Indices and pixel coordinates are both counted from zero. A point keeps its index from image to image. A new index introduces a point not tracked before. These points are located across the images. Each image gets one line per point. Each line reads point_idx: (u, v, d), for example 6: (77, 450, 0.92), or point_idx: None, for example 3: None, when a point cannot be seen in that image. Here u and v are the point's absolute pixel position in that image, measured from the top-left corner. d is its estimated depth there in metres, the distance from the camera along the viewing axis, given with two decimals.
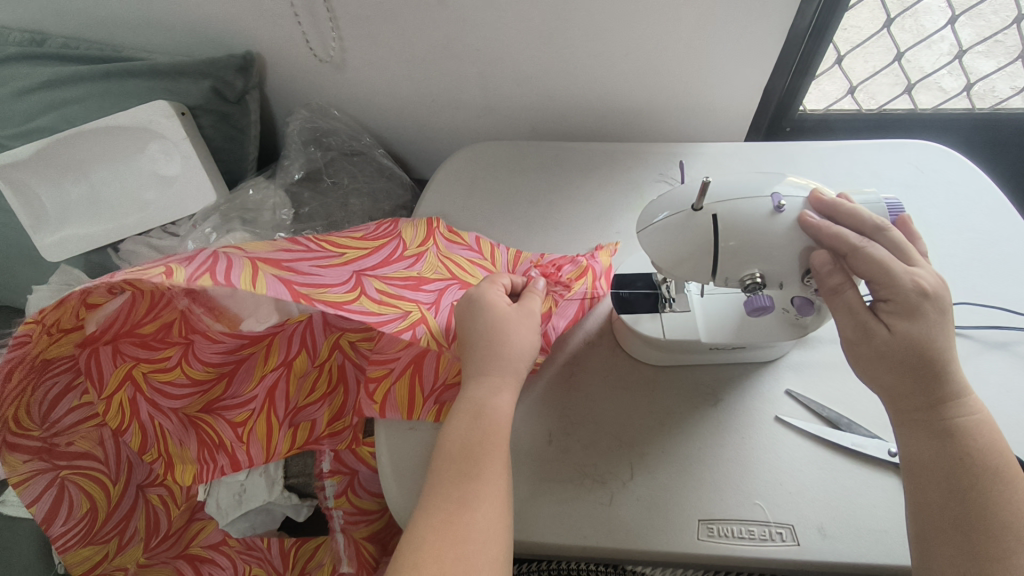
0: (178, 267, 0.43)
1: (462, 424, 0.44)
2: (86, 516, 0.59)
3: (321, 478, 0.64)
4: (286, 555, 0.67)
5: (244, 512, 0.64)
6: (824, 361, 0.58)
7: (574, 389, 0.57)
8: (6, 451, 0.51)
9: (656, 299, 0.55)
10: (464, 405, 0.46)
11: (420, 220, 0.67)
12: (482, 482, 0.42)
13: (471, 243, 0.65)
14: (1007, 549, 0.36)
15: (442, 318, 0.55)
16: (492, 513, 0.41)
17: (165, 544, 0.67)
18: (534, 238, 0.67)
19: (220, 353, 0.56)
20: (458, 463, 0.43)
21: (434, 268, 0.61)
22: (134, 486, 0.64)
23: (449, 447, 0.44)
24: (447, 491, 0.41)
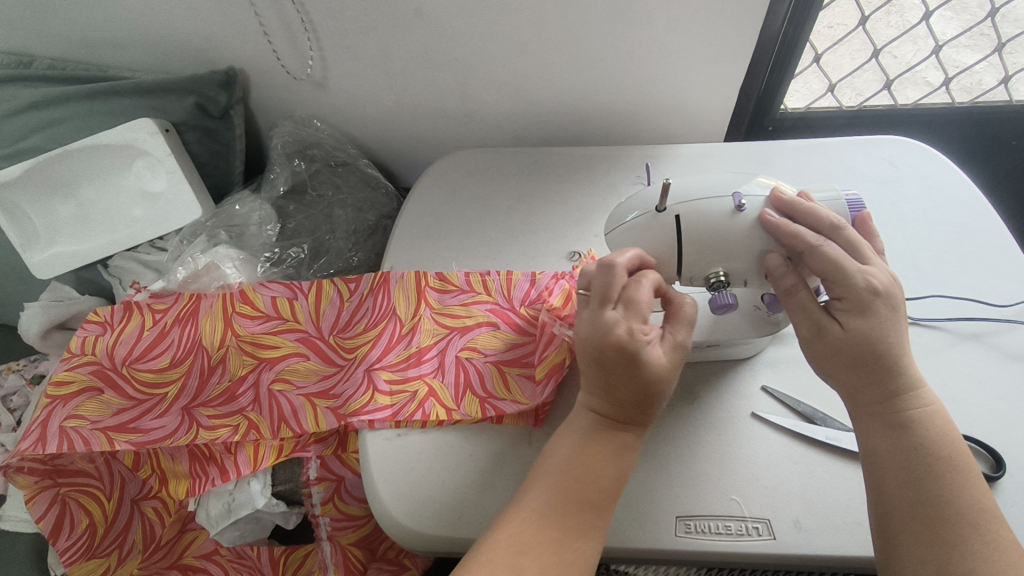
0: (260, 422, 0.60)
1: (596, 457, 0.44)
2: (86, 531, 0.65)
3: (307, 486, 0.63)
4: (276, 563, 0.68)
5: (234, 521, 0.63)
6: (800, 357, 0.58)
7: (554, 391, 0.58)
8: (12, 473, 0.61)
9: None
10: (592, 438, 0.45)
11: (407, 276, 0.65)
12: (589, 520, 0.42)
13: (463, 284, 0.64)
14: (962, 536, 0.37)
15: (450, 380, 0.57)
16: (586, 553, 0.42)
17: (157, 554, 0.70)
18: (514, 244, 0.68)
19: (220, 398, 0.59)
20: (576, 494, 0.43)
21: (433, 332, 0.61)
22: (128, 500, 0.69)
23: (564, 469, 0.44)
24: (553, 514, 0.42)
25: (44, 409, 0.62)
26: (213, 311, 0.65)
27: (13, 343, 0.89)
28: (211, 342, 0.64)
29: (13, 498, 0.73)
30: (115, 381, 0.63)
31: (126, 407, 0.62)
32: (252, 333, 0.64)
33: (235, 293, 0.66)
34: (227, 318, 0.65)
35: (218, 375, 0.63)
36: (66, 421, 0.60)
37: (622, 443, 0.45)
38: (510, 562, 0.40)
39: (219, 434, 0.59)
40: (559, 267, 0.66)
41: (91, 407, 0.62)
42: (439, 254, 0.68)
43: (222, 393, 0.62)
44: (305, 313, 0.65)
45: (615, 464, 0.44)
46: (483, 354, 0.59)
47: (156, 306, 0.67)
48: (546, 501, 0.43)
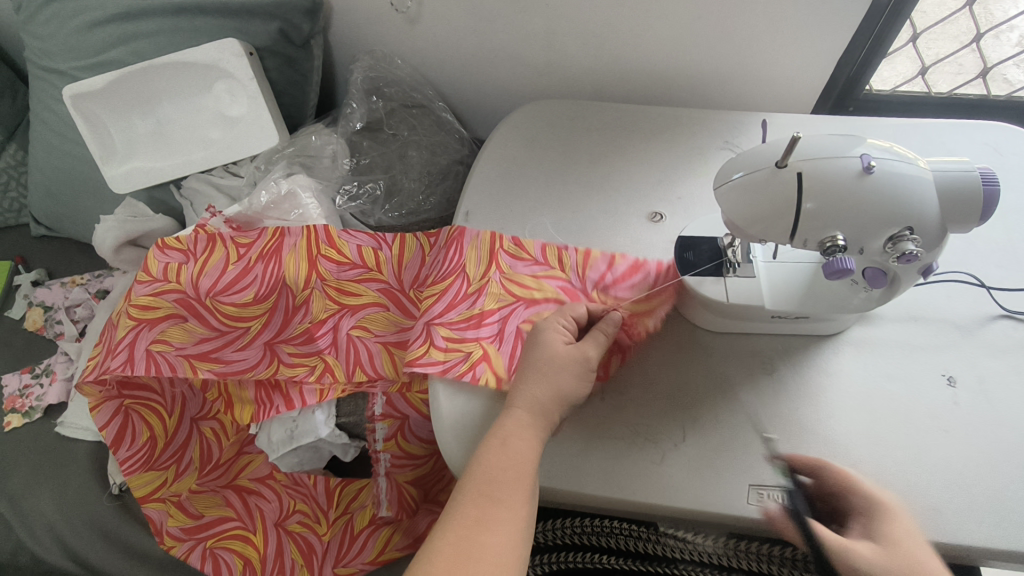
0: (337, 367, 0.62)
1: (501, 446, 0.44)
2: (147, 443, 0.67)
3: (372, 421, 0.63)
4: (331, 493, 0.68)
5: (294, 448, 0.65)
6: (887, 339, 0.56)
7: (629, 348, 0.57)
8: (83, 382, 0.63)
9: (722, 263, 0.54)
10: (503, 429, 0.45)
11: (483, 234, 0.63)
12: (495, 510, 0.40)
13: (538, 255, 0.62)
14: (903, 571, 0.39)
15: (506, 349, 0.54)
16: (496, 544, 0.39)
17: (214, 473, 0.71)
18: (594, 200, 0.66)
19: (306, 341, 0.64)
20: (486, 485, 0.42)
21: (498, 297, 0.58)
22: (188, 419, 0.71)
23: (476, 467, 0.43)
24: (470, 511, 0.40)
25: (129, 331, 0.63)
26: (299, 248, 0.64)
27: (80, 259, 0.90)
28: (295, 283, 0.64)
29: (76, 403, 0.75)
30: (196, 309, 0.65)
31: (209, 337, 0.65)
32: (338, 278, 0.64)
33: (322, 231, 0.65)
34: (312, 258, 0.64)
35: (302, 315, 0.65)
36: (151, 345, 0.63)
37: (526, 430, 0.45)
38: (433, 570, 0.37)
39: (300, 372, 0.63)
40: (639, 227, 0.64)
41: (173, 333, 0.64)
42: (516, 203, 0.67)
43: (304, 333, 0.64)
44: (389, 262, 0.65)
45: (516, 448, 0.43)
46: None
47: (239, 239, 0.66)
48: (467, 499, 0.41)
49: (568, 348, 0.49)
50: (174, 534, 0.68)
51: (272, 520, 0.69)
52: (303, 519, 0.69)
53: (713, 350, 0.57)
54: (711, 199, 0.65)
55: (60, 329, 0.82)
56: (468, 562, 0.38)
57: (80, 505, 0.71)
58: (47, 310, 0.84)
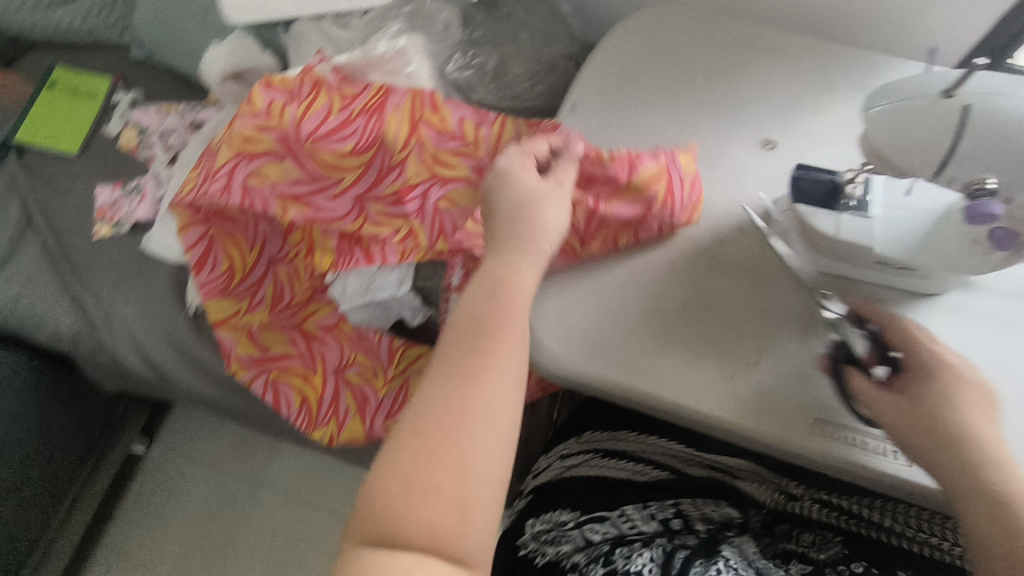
0: (422, 232, 0.63)
1: (481, 297, 0.42)
2: (225, 273, 0.73)
3: (447, 290, 0.64)
4: (393, 353, 0.71)
5: (367, 302, 0.67)
6: (990, 310, 0.53)
7: (715, 265, 0.56)
8: (179, 202, 0.70)
9: (838, 194, 0.52)
10: (484, 279, 0.44)
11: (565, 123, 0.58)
12: (480, 363, 0.40)
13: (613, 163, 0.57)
14: (970, 470, 0.42)
15: None
16: (485, 396, 0.39)
17: (286, 312, 0.75)
18: (707, 116, 0.64)
19: (394, 203, 0.64)
20: (469, 336, 0.41)
21: None
22: (267, 257, 0.74)
23: (458, 323, 0.42)
24: (453, 367, 0.40)
25: (229, 162, 0.67)
26: (402, 107, 0.64)
27: (176, 88, 0.92)
28: (393, 142, 0.63)
29: (161, 224, 0.77)
30: (295, 151, 0.66)
31: (302, 180, 0.66)
32: (436, 146, 0.63)
33: (425, 95, 0.64)
34: (413, 121, 0.63)
35: (395, 176, 0.64)
36: (247, 179, 0.66)
37: (514, 275, 0.43)
38: (419, 438, 0.38)
39: (385, 231, 0.65)
40: (748, 152, 0.62)
41: (269, 171, 0.66)
42: (625, 102, 0.65)
43: (394, 194, 0.64)
44: (487, 140, 0.63)
45: (498, 296, 0.42)
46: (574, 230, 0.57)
47: (345, 89, 0.65)
48: (447, 358, 0.41)
49: (526, 183, 0.47)
50: (241, 360, 0.73)
51: (332, 367, 0.72)
52: (360, 370, 0.71)
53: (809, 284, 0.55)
54: (829, 137, 0.62)
55: (154, 152, 0.85)
56: (456, 417, 0.38)
57: (158, 317, 0.75)
58: (142, 131, 0.87)
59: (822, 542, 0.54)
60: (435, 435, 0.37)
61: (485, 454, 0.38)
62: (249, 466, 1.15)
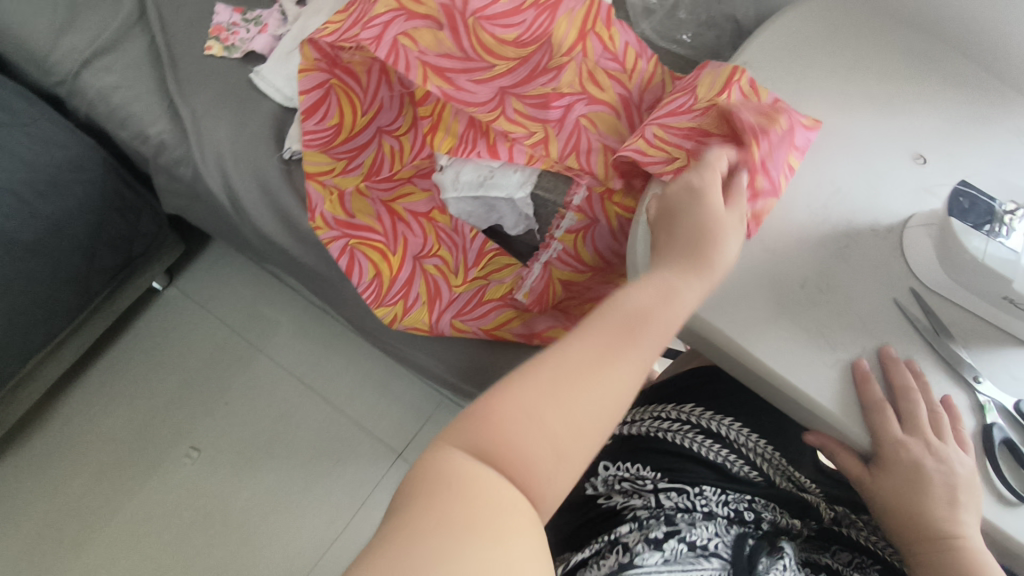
0: (555, 144, 0.62)
1: (654, 291, 0.41)
2: (333, 128, 0.70)
3: (565, 208, 0.62)
4: (481, 256, 0.70)
5: (472, 197, 0.66)
6: None
7: (844, 256, 0.49)
8: (316, 37, 0.65)
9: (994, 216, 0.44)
10: (655, 272, 0.42)
11: (578, 9, 0.62)
12: (626, 357, 0.38)
13: (618, 55, 0.62)
14: None
15: (563, 137, 0.62)
16: (617, 397, 0.38)
17: (381, 184, 0.73)
18: (866, 110, 0.55)
19: (537, 107, 0.63)
20: (629, 328, 0.39)
21: (571, 82, 0.62)
22: (377, 126, 0.73)
23: (619, 301, 0.40)
24: (603, 348, 0.38)
25: (388, 12, 0.63)
26: (575, 14, 0.61)
27: None
28: (557, 49, 0.62)
29: (277, 62, 0.75)
30: (455, 25, 0.63)
31: (453, 56, 0.64)
32: (595, 63, 0.62)
33: (602, 8, 0.61)
34: (582, 31, 0.62)
35: (547, 79, 0.63)
36: (400, 36, 0.63)
37: (684, 277, 0.41)
38: (552, 394, 0.36)
39: (518, 131, 0.63)
40: (901, 166, 0.53)
41: (422, 36, 0.64)
42: (800, 66, 0.58)
43: (541, 98, 0.63)
44: (640, 73, 0.62)
45: (670, 300, 0.40)
46: (598, 132, 0.61)
47: None
48: (596, 332, 0.39)
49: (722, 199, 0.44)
50: (325, 219, 0.70)
51: (412, 252, 0.71)
52: (440, 265, 0.71)
53: (933, 314, 0.47)
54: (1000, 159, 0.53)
55: None
56: (582, 389, 0.37)
57: (247, 152, 0.73)
58: None
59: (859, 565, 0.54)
60: (561, 403, 0.36)
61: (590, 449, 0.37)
62: (260, 334, 1.13)
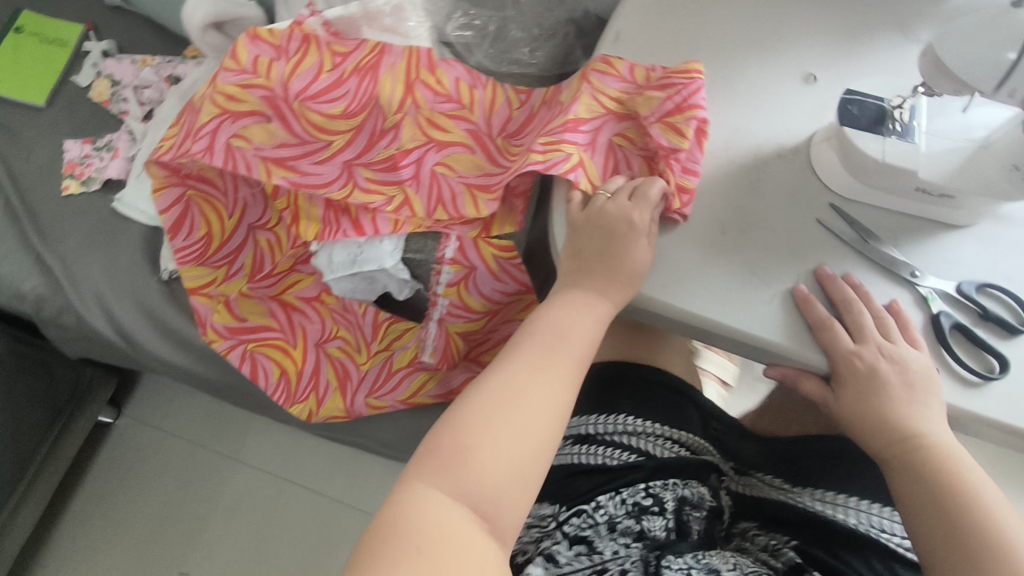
0: (417, 202, 0.61)
1: (578, 316, 0.51)
2: (203, 239, 0.68)
3: (439, 264, 0.61)
4: (377, 326, 0.69)
5: (352, 274, 0.64)
6: None
7: (757, 193, 0.54)
8: (154, 161, 0.63)
9: (885, 117, 0.52)
10: (572, 302, 0.53)
11: (398, 63, 0.61)
12: (557, 362, 0.49)
13: (452, 92, 0.62)
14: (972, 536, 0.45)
15: (423, 192, 0.61)
16: (561, 396, 0.48)
17: (265, 281, 0.71)
18: (743, 55, 0.59)
19: (388, 170, 0.61)
20: (557, 340, 0.50)
21: (413, 136, 0.61)
22: (247, 224, 0.71)
23: (546, 325, 0.51)
24: (540, 358, 0.49)
25: (213, 118, 0.61)
26: (397, 68, 0.61)
27: (152, 43, 0.86)
28: (391, 107, 0.61)
29: (135, 183, 0.73)
30: (284, 111, 0.62)
31: (290, 143, 0.63)
32: (431, 110, 0.61)
33: (422, 54, 0.61)
34: (409, 82, 0.61)
35: (388, 140, 0.62)
36: (231, 139, 0.62)
37: (596, 301, 0.52)
38: (506, 402, 0.46)
39: (377, 199, 0.61)
40: (792, 87, 0.57)
41: (255, 132, 0.62)
42: (632, 64, 0.58)
43: (390, 160, 0.61)
44: (480, 104, 0.62)
45: (589, 324, 0.51)
46: (457, 174, 0.61)
47: (335, 47, 0.62)
48: (536, 350, 0.50)
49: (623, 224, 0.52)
50: (217, 330, 0.68)
51: (313, 340, 0.70)
52: (343, 345, 0.70)
53: (854, 220, 0.53)
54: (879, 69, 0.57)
55: (126, 106, 0.79)
56: (520, 395, 0.47)
57: (130, 283, 0.72)
58: (114, 85, 0.81)
59: (776, 548, 0.57)
60: (506, 412, 0.46)
61: (543, 449, 0.46)
62: (223, 439, 1.11)
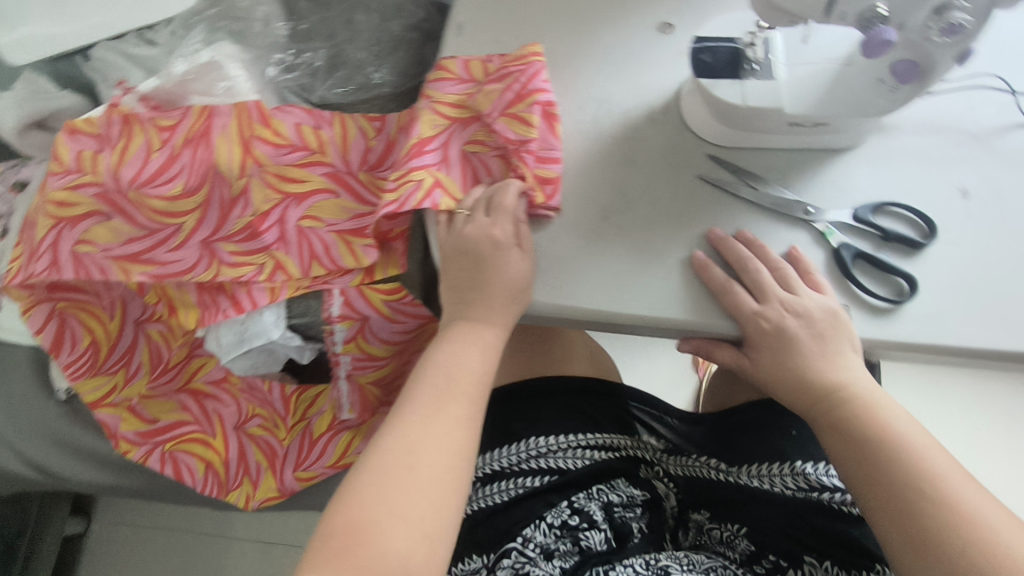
0: (290, 263, 0.57)
1: (467, 351, 0.49)
2: (90, 348, 0.63)
3: (329, 324, 0.59)
4: (288, 400, 0.67)
5: (246, 351, 0.61)
6: (900, 147, 0.56)
7: (633, 164, 0.55)
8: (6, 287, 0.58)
9: (740, 58, 0.51)
10: (459, 335, 0.50)
11: (229, 123, 0.57)
12: (452, 407, 0.46)
13: (294, 139, 0.57)
14: (909, 492, 0.43)
15: (294, 252, 0.57)
16: (462, 442, 0.45)
17: (165, 376, 0.67)
18: (594, 32, 0.60)
19: (250, 239, 0.58)
20: (450, 386, 0.47)
21: (266, 196, 0.57)
22: (131, 321, 0.66)
23: (433, 370, 0.48)
24: (432, 407, 0.46)
25: (49, 230, 0.57)
26: (229, 129, 0.57)
27: None
28: (234, 172, 0.57)
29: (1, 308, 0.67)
30: (125, 204, 0.58)
31: (139, 235, 0.59)
32: (277, 164, 0.57)
33: (251, 108, 0.57)
34: (245, 141, 0.57)
35: (242, 208, 0.58)
36: (77, 247, 0.58)
37: (483, 333, 0.50)
38: (400, 463, 0.43)
39: (247, 272, 0.57)
40: (649, 47, 0.59)
41: (101, 233, 0.58)
42: (465, 63, 0.56)
43: (250, 227, 0.57)
44: (331, 143, 0.58)
45: (480, 358, 0.49)
46: (325, 223, 0.57)
47: (159, 121, 0.57)
48: (428, 399, 0.47)
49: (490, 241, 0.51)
50: (128, 439, 0.65)
51: (231, 425, 0.67)
52: (262, 423, 0.67)
53: (737, 169, 0.55)
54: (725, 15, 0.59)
55: None
56: (413, 453, 0.43)
57: (28, 412, 0.67)
58: None
59: (729, 539, 0.57)
60: (401, 475, 0.42)
61: (446, 505, 0.42)
62: (199, 525, 1.07)
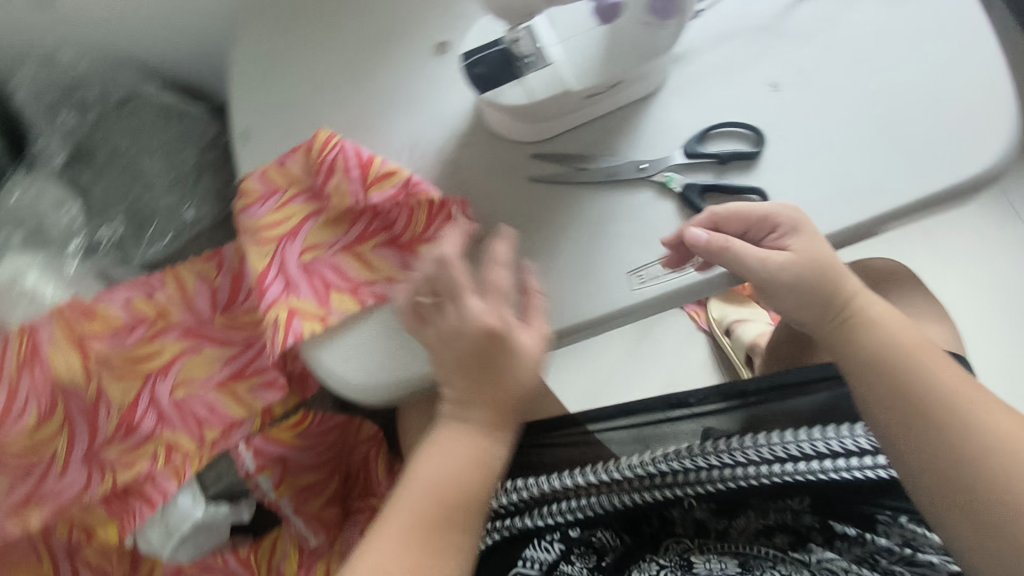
0: (179, 438, 0.54)
1: (453, 467, 0.47)
2: None
3: (251, 478, 0.59)
4: (247, 563, 0.62)
5: (183, 537, 0.58)
6: (698, 72, 0.57)
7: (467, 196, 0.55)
8: None
9: (510, 60, 0.50)
10: (442, 444, 0.48)
11: (54, 331, 0.53)
12: (442, 536, 0.46)
13: (128, 318, 0.55)
14: (940, 421, 0.48)
15: (179, 426, 0.54)
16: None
17: None
18: (370, 83, 0.58)
19: (129, 433, 0.54)
20: (442, 508, 0.46)
21: (125, 385, 0.55)
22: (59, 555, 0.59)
23: (429, 489, 0.46)
24: (420, 542, 0.46)
25: None
26: (57, 338, 0.53)
27: None
28: (86, 376, 0.54)
29: None
30: None
31: (12, 482, 0.54)
32: (121, 350, 0.55)
33: (69, 306, 0.54)
34: (79, 342, 0.54)
35: (106, 409, 0.54)
36: None
37: (479, 445, 0.47)
38: None
39: (141, 466, 0.54)
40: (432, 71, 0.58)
41: None
42: (263, 172, 0.56)
43: (124, 422, 0.54)
44: (169, 303, 0.56)
45: (468, 472, 0.47)
46: (198, 383, 0.55)
47: None
48: (414, 525, 0.46)
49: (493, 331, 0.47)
50: None
51: None
52: None
53: (562, 157, 0.55)
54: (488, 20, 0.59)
55: None
56: None
57: None
58: None
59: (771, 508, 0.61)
60: None
61: None
62: None
